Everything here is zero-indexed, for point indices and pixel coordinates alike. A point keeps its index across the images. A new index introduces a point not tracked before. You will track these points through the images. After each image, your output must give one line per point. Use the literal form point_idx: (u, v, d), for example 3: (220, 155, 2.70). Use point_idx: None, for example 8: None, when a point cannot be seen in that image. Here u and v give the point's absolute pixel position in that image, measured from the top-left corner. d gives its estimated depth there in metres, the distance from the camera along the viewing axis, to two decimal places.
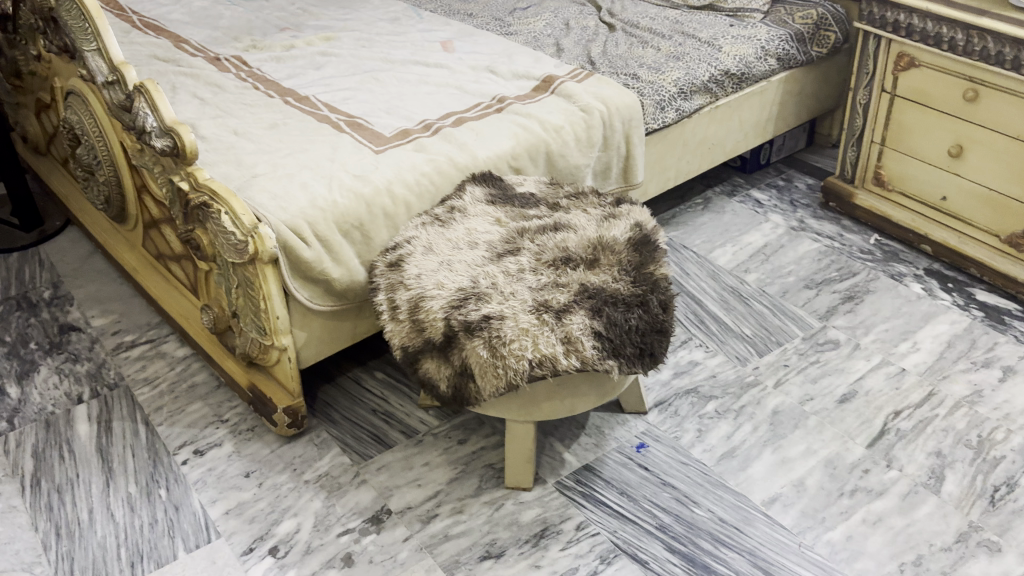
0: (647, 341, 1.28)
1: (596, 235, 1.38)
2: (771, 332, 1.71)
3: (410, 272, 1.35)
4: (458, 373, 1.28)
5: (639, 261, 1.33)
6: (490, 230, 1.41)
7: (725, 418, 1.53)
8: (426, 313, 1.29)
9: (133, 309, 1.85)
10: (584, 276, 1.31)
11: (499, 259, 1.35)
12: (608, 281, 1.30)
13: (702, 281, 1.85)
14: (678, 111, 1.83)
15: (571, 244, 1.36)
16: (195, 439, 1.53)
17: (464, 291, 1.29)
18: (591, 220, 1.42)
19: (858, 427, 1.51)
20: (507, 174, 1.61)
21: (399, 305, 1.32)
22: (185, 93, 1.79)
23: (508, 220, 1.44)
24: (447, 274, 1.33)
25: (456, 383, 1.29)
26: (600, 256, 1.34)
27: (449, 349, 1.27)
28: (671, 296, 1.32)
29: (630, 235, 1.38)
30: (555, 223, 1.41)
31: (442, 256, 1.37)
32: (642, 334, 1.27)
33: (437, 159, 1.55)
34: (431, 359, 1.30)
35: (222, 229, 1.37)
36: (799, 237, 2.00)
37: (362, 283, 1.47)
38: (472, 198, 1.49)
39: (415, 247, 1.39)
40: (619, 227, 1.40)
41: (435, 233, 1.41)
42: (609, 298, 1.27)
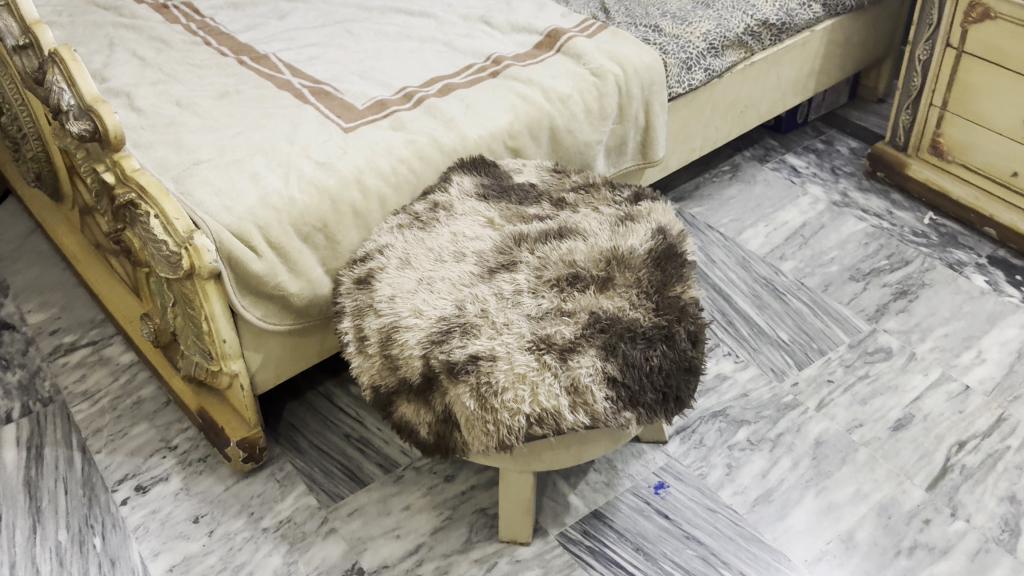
0: (673, 384, 1.03)
1: (610, 244, 1.13)
2: (812, 338, 1.47)
3: (382, 293, 1.10)
4: (441, 421, 1.04)
5: (662, 280, 1.08)
6: (482, 237, 1.16)
7: (759, 450, 1.30)
8: (400, 349, 1.05)
9: (75, 302, 1.61)
10: (595, 302, 1.06)
11: (490, 277, 1.10)
12: (625, 308, 1.05)
13: (730, 270, 1.61)
14: (707, 70, 1.55)
15: (578, 257, 1.11)
16: (138, 472, 1.31)
17: (447, 321, 1.05)
18: (604, 224, 1.16)
19: (916, 463, 1.28)
20: (503, 157, 1.34)
21: (367, 335, 1.08)
22: (123, 50, 1.52)
23: (504, 222, 1.19)
24: (426, 295, 1.08)
25: (436, 433, 1.05)
26: (614, 274, 1.09)
27: (429, 393, 1.04)
28: (701, 325, 1.07)
29: (651, 244, 1.13)
30: (560, 227, 1.16)
31: (421, 271, 1.11)
32: (667, 376, 1.03)
33: (417, 139, 1.29)
34: (408, 403, 1.06)
35: (152, 236, 1.13)
36: (842, 216, 1.73)
37: (325, 297, 1.23)
38: (460, 192, 1.24)
39: (389, 257, 1.14)
40: (638, 233, 1.14)
41: (414, 240, 1.16)
42: (625, 331, 1.03)
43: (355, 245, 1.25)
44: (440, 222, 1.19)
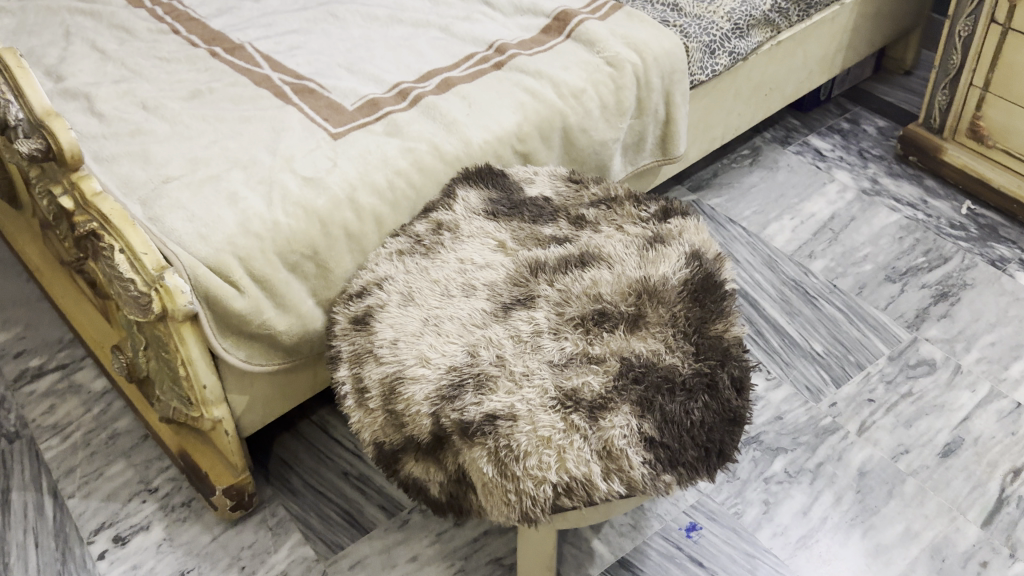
0: (716, 438, 0.91)
1: (638, 273, 1.00)
2: (848, 351, 1.36)
3: (382, 335, 0.96)
4: (453, 483, 0.92)
5: (700, 317, 0.95)
6: (493, 266, 1.03)
7: (797, 482, 1.19)
8: (404, 404, 0.92)
9: (41, 319, 1.47)
10: (626, 345, 0.93)
11: (505, 316, 0.97)
12: (660, 352, 0.92)
13: (756, 271, 1.49)
14: (732, 54, 1.40)
15: (604, 290, 0.98)
16: (116, 520, 1.19)
17: (458, 372, 0.92)
18: (630, 247, 1.03)
19: (969, 495, 1.17)
20: (511, 163, 1.20)
21: (366, 386, 0.95)
22: (80, 41, 1.35)
23: (517, 245, 1.05)
24: (432, 339, 0.95)
25: (449, 496, 0.93)
26: (646, 310, 0.96)
27: (440, 453, 0.91)
28: (746, 369, 0.95)
29: (686, 272, 1.00)
30: (582, 252, 1.03)
31: (426, 309, 0.98)
32: (710, 430, 0.90)
33: (415, 148, 1.15)
34: (415, 462, 0.93)
35: (117, 273, 0.99)
36: (873, 207, 1.61)
37: (317, 331, 1.09)
38: (465, 209, 1.10)
39: (389, 291, 1.01)
40: (670, 259, 1.01)
41: (417, 270, 1.03)
42: (662, 381, 0.90)
43: (348, 271, 1.12)
44: (445, 247, 1.05)
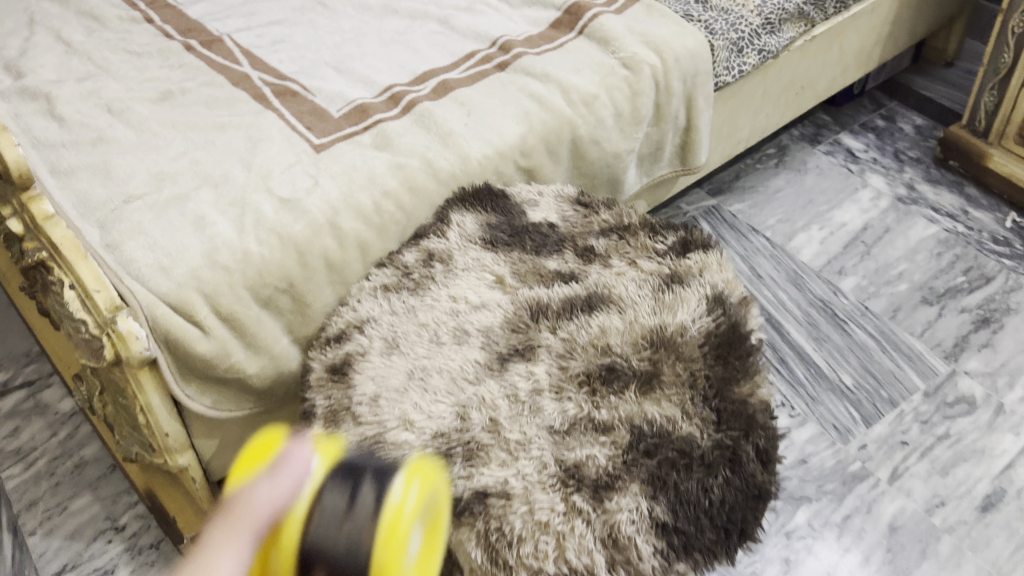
0: (738, 518, 0.80)
1: (653, 321, 0.88)
2: (880, 384, 1.25)
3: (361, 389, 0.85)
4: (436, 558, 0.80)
5: (723, 376, 0.84)
6: (489, 307, 0.91)
7: (822, 537, 1.08)
8: None
9: (8, 329, 1.37)
10: (638, 409, 0.82)
11: (500, 370, 0.86)
12: (675, 419, 0.81)
13: (781, 289, 1.37)
14: (761, 52, 1.26)
15: (613, 341, 0.87)
16: (78, 563, 1.09)
17: (446, 439, 0.80)
18: (644, 288, 0.92)
19: (1012, 557, 1.06)
20: (514, 181, 1.09)
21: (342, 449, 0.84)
22: (44, 31, 1.23)
23: (516, 282, 0.94)
24: (418, 397, 0.84)
25: None
26: (660, 367, 0.85)
27: None
28: (773, 436, 0.84)
29: (706, 320, 0.88)
30: (588, 293, 0.91)
31: (413, 359, 0.87)
32: (731, 510, 0.80)
33: (406, 164, 1.03)
34: None
35: (68, 312, 0.88)
36: (909, 217, 1.48)
37: (290, 368, 0.99)
38: (460, 237, 0.98)
39: (373, 337, 0.90)
40: (689, 303, 0.89)
41: (403, 313, 0.92)
42: (678, 455, 0.79)
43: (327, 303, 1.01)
44: (436, 285, 0.94)
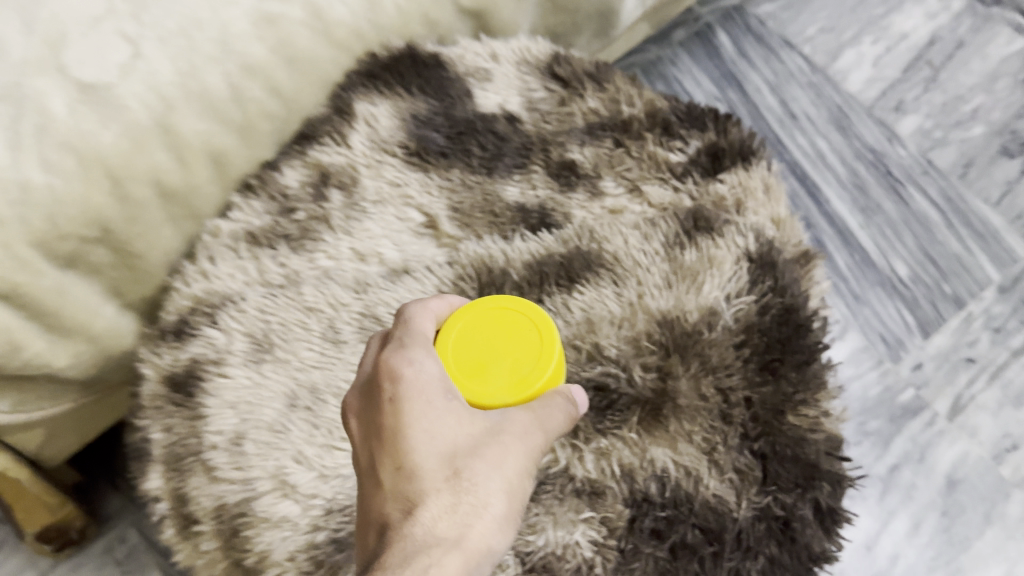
0: None
1: (665, 304, 0.57)
2: (942, 276, 0.96)
3: (218, 426, 0.56)
4: None
5: (773, 398, 0.55)
6: (413, 274, 0.59)
7: (861, 495, 0.84)
8: (255, 558, 0.54)
9: None
10: (641, 458, 0.53)
11: None
12: (698, 473, 0.53)
13: (821, 136, 1.06)
14: None
15: (604, 339, 0.56)
16: None
17: (345, 512, 0.52)
18: (652, 241, 0.59)
19: None
20: (430, 43, 0.69)
21: (193, 517, 0.56)
22: None
23: (456, 228, 0.62)
24: (299, 443, 0.54)
25: None
26: (674, 385, 0.54)
27: None
28: (846, 477, 0.56)
29: (750, 296, 0.57)
30: (568, 254, 0.59)
31: (293, 370, 0.56)
32: None
33: (281, 14, 0.59)
34: None
35: None
36: (991, 23, 1.13)
37: (121, 347, 0.65)
38: (370, 144, 0.65)
39: (229, 333, 0.58)
40: (722, 269, 0.58)
41: (281, 299, 0.58)
42: (704, 536, 0.52)
43: (175, 248, 0.65)
44: (328, 237, 0.60)
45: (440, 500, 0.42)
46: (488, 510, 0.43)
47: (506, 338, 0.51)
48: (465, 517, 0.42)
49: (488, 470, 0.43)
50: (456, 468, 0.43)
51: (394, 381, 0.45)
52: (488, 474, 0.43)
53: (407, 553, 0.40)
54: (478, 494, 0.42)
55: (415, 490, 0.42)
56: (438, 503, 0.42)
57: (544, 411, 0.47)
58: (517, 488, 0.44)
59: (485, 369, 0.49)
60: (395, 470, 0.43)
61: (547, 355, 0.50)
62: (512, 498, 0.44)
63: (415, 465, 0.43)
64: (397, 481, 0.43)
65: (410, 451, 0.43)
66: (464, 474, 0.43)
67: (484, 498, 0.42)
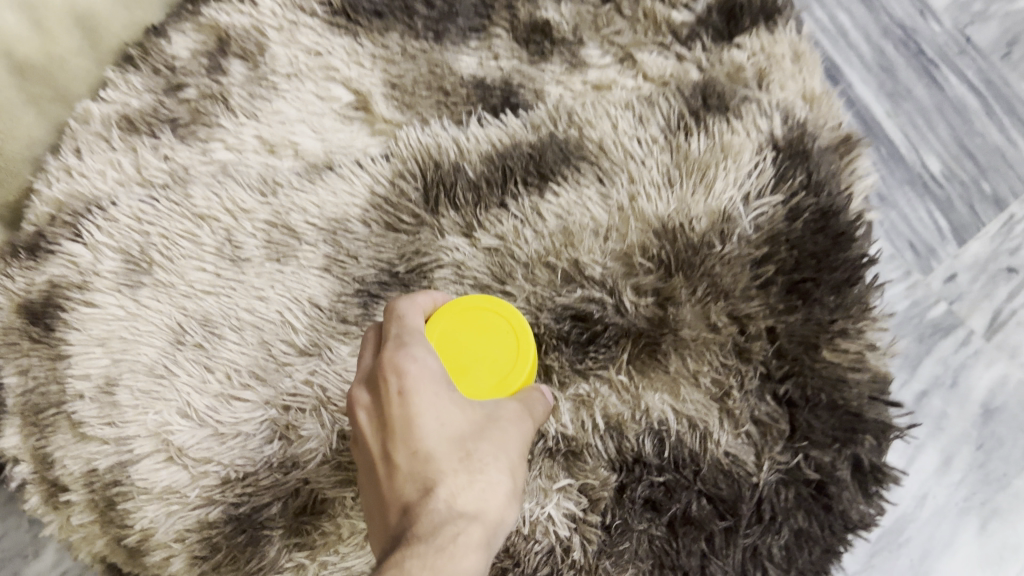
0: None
1: (665, 207, 0.43)
2: None
3: (83, 369, 0.42)
4: None
5: (806, 327, 0.41)
6: (338, 170, 0.46)
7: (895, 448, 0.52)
8: (137, 538, 0.41)
9: None
10: (631, 408, 0.41)
11: (362, 324, 0.43)
12: (706, 426, 0.41)
13: None
14: None
15: (584, 254, 0.43)
16: None
17: (247, 480, 0.40)
18: (647, 125, 0.46)
19: None
20: None
21: (61, 483, 0.43)
22: None
23: (394, 109, 0.48)
24: (188, 393, 0.41)
25: None
26: (675, 313, 0.42)
27: None
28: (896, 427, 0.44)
29: (773, 195, 0.43)
30: (538, 142, 0.46)
31: (180, 295, 0.43)
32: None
33: None
34: None
35: None
36: None
37: None
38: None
39: (96, 250, 0.44)
40: (739, 160, 0.44)
41: (164, 204, 0.45)
42: (714, 506, 0.40)
43: (40, 140, 0.49)
44: (225, 123, 0.47)
45: (456, 481, 0.32)
46: (505, 493, 0.33)
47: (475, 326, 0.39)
48: (483, 499, 0.32)
49: (498, 451, 0.33)
50: (469, 443, 0.33)
51: (394, 359, 0.35)
52: (499, 454, 0.33)
53: (430, 534, 0.30)
54: (493, 475, 0.32)
55: (427, 472, 0.32)
56: (455, 482, 0.32)
57: (530, 397, 0.37)
58: (522, 471, 0.34)
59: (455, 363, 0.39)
60: (403, 450, 0.33)
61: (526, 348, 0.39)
62: (519, 482, 0.34)
63: (426, 442, 0.32)
64: (405, 462, 0.33)
65: (419, 426, 0.33)
66: (479, 455, 0.33)
67: (499, 481, 0.33)
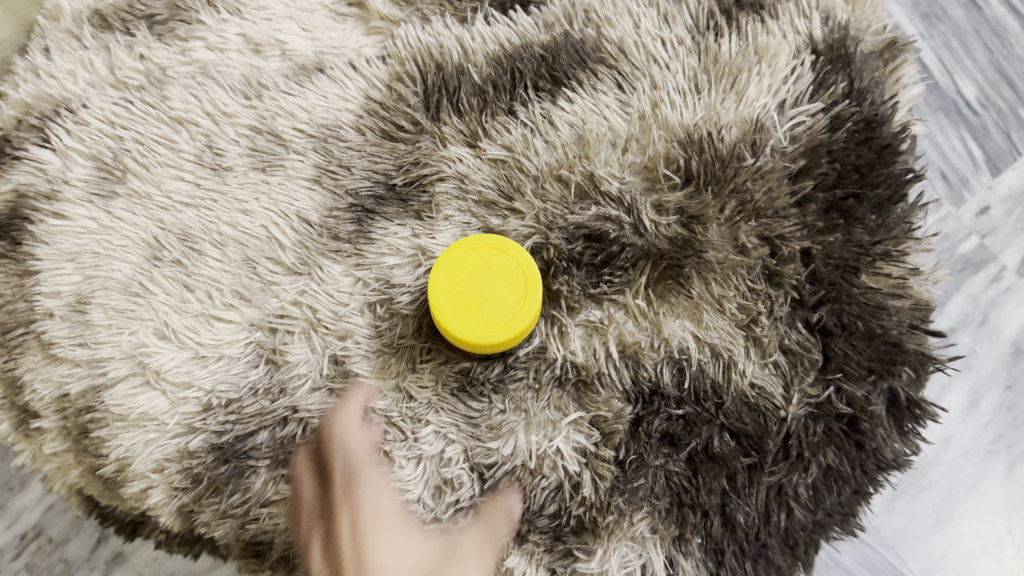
0: (847, 526, 0.39)
1: (691, 116, 0.39)
2: None
3: (53, 285, 0.39)
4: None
5: (845, 247, 0.38)
6: (329, 72, 0.42)
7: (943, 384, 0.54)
8: (115, 467, 0.38)
9: None
10: (649, 332, 0.38)
11: (355, 241, 0.39)
12: (730, 357, 0.37)
13: None
14: None
15: (601, 167, 0.39)
16: None
17: (229, 407, 0.37)
18: (673, 24, 0.41)
19: None
20: None
21: (32, 409, 0.40)
22: None
23: (392, 6, 0.44)
24: (166, 311, 0.38)
25: None
26: (701, 232, 0.38)
27: (211, 546, 0.40)
28: (937, 359, 0.40)
29: (810, 102, 0.39)
30: (551, 43, 0.41)
31: (157, 206, 0.39)
32: (837, 523, 0.39)
33: None
34: (164, 540, 0.42)
35: None
36: None
37: None
38: None
39: (66, 155, 0.40)
40: (771, 64, 0.39)
41: (138, 107, 0.41)
42: (738, 440, 0.37)
43: (6, 40, 0.45)
44: (205, 19, 0.43)
45: None
46: None
47: (486, 281, 0.35)
48: None
49: None
50: None
51: (349, 538, 0.36)
52: None
53: None
54: None
55: None
56: None
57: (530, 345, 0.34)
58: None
59: (462, 303, 0.35)
60: None
61: (510, 327, 0.35)
62: None
63: None
64: None
65: None
66: None
67: None
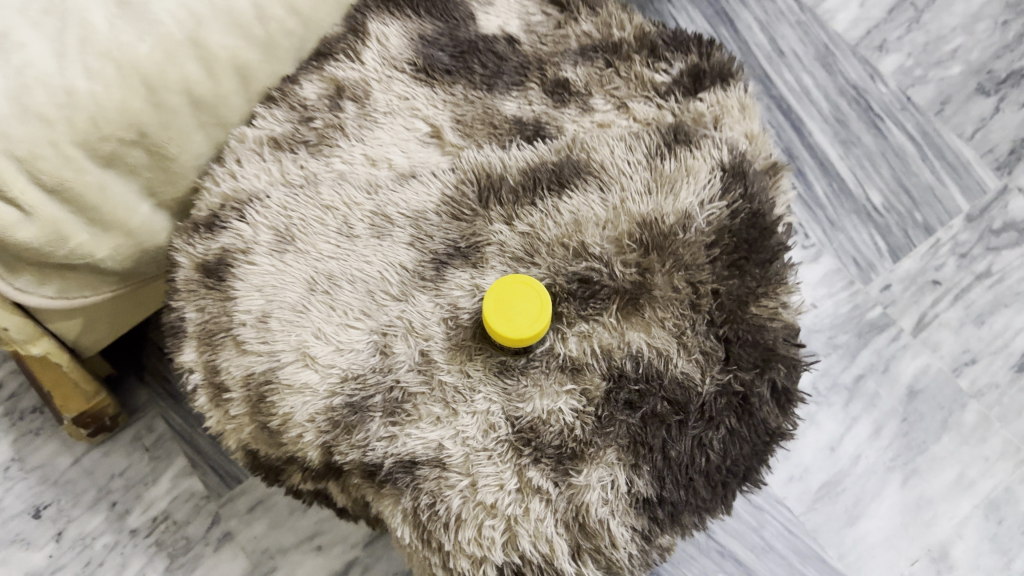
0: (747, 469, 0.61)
1: (645, 208, 0.63)
2: (914, 204, 0.99)
3: (245, 306, 0.62)
4: (354, 502, 0.63)
5: (738, 288, 0.61)
6: (419, 178, 0.66)
7: None
8: (279, 421, 0.60)
9: None
10: (618, 338, 0.61)
11: (436, 282, 0.62)
12: (668, 354, 0.60)
13: (806, 74, 1.03)
14: None
15: (589, 238, 0.62)
16: None
17: (358, 380, 0.59)
18: (635, 152, 0.66)
19: None
20: None
21: (225, 386, 0.63)
22: None
23: (459, 138, 0.69)
24: (320, 322, 0.61)
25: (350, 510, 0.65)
26: (651, 278, 0.61)
27: (335, 475, 0.62)
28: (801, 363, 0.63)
29: (719, 200, 0.63)
30: (560, 162, 0.66)
31: (312, 259, 0.63)
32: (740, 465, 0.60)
33: None
34: (301, 475, 0.64)
35: None
36: None
37: (155, 244, 0.69)
38: (381, 60, 0.71)
39: (255, 227, 0.64)
40: (695, 177, 0.64)
41: (301, 198, 0.65)
42: (672, 405, 0.59)
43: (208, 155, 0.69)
44: (342, 144, 0.68)
45: None
46: None
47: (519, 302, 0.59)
48: None
49: None
50: None
51: None
52: None
53: None
54: None
55: None
56: None
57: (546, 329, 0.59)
58: None
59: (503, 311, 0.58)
60: None
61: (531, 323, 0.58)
62: None
63: None
64: None
65: None
66: None
67: None
